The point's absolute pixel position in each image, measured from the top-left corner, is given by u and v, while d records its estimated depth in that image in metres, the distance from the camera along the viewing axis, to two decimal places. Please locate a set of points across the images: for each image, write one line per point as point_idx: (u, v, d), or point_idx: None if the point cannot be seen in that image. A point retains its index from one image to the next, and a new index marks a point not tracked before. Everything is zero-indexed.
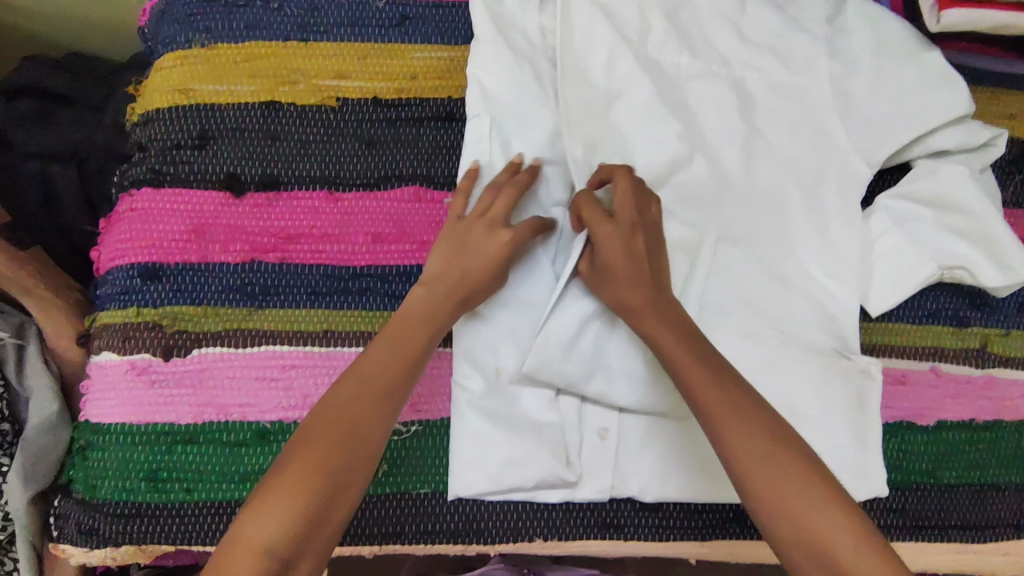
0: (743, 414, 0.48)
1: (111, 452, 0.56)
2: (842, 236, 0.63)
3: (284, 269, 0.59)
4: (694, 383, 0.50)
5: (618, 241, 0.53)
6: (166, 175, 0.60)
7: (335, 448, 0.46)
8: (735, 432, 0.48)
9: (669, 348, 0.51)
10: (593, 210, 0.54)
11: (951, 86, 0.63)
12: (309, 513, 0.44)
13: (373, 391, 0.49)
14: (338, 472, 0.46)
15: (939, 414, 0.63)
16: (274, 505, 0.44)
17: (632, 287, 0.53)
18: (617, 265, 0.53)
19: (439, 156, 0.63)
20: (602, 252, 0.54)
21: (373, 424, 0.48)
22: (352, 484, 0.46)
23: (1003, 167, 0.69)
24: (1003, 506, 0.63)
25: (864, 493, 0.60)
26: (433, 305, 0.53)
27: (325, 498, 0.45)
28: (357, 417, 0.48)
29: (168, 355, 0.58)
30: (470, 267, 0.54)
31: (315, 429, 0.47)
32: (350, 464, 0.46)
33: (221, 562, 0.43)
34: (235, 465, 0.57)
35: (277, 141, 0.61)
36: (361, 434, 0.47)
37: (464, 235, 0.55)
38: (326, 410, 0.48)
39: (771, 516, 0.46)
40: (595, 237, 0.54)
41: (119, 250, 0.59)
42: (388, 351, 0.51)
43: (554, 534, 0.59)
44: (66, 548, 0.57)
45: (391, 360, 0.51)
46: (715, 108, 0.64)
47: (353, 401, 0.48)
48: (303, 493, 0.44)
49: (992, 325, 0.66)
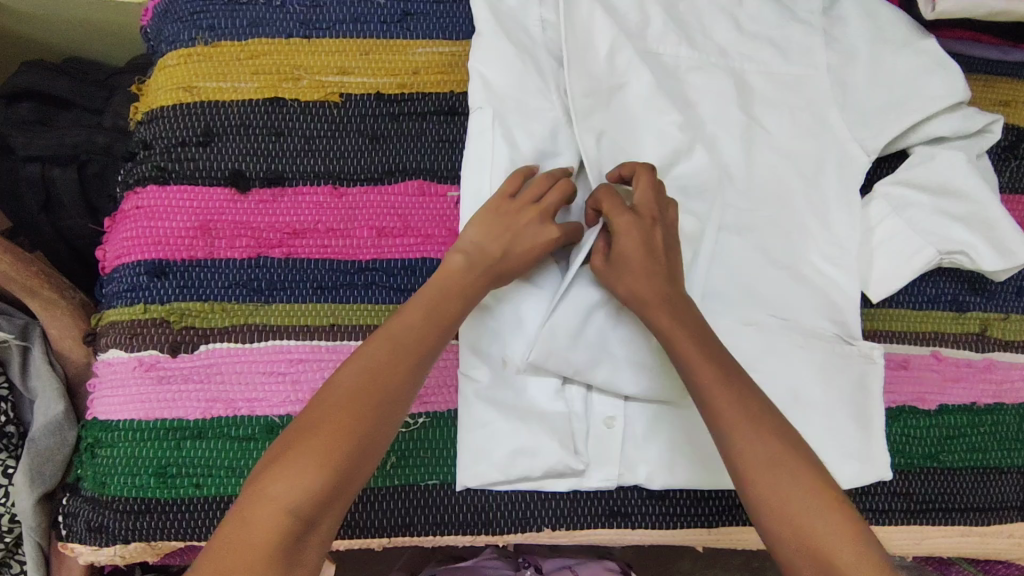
0: (754, 413, 0.49)
1: (119, 448, 0.56)
2: (841, 223, 0.64)
3: (291, 265, 0.60)
4: (705, 383, 0.50)
5: (636, 232, 0.54)
6: (171, 173, 0.60)
7: (365, 413, 0.47)
8: (745, 440, 0.48)
9: (683, 347, 0.52)
10: (612, 203, 0.55)
11: (946, 73, 0.64)
12: (336, 476, 0.44)
13: (404, 359, 0.49)
14: (366, 436, 0.46)
15: (941, 397, 0.64)
16: (302, 465, 0.44)
17: (650, 275, 0.54)
18: (631, 251, 0.54)
19: (442, 150, 0.63)
20: (618, 241, 0.54)
21: (401, 393, 0.49)
22: (375, 450, 0.47)
23: (998, 154, 0.70)
24: (1007, 489, 0.64)
25: (868, 477, 0.60)
26: (464, 280, 0.53)
27: (351, 462, 0.45)
28: (387, 383, 0.48)
29: (176, 351, 0.58)
30: (513, 251, 0.55)
31: (344, 392, 0.47)
32: (375, 430, 0.47)
33: (239, 518, 0.43)
34: (244, 460, 0.56)
35: (281, 137, 0.62)
36: (390, 403, 0.48)
37: (507, 215, 0.55)
38: (355, 374, 0.48)
39: (775, 520, 0.46)
40: (614, 226, 0.55)
41: (126, 248, 0.60)
42: (418, 319, 0.51)
43: (562, 523, 0.59)
44: (76, 546, 0.57)
45: (419, 329, 0.51)
46: (714, 99, 0.65)
47: (383, 367, 0.48)
48: (332, 456, 0.44)
49: (992, 309, 0.67)
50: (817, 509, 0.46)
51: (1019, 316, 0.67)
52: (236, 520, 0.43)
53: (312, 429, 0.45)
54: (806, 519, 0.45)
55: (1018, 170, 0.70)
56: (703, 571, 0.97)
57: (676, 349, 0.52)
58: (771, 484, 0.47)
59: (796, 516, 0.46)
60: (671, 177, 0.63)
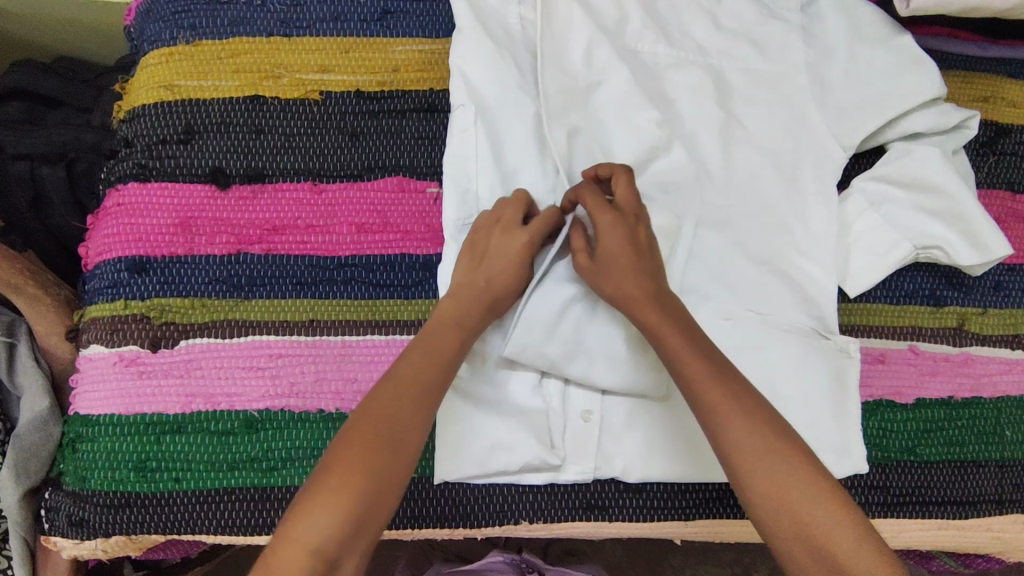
0: (748, 408, 0.49)
1: (99, 443, 0.57)
2: (819, 219, 0.65)
3: (270, 260, 0.60)
4: (694, 375, 0.51)
5: (621, 228, 0.55)
6: (152, 170, 0.61)
7: (381, 450, 0.47)
8: (740, 431, 0.48)
9: (670, 340, 0.52)
10: (597, 201, 0.56)
11: (922, 69, 0.65)
12: (356, 515, 0.45)
13: (417, 396, 0.50)
14: (383, 473, 0.47)
15: (918, 391, 0.64)
16: (324, 504, 0.44)
17: (635, 272, 0.54)
18: (617, 249, 0.55)
19: (422, 147, 0.64)
20: (602, 239, 0.55)
21: (415, 430, 0.49)
22: (392, 489, 0.47)
23: (976, 149, 0.70)
24: (985, 482, 0.64)
25: (845, 470, 0.61)
26: (463, 312, 0.54)
27: (370, 499, 0.46)
28: (401, 420, 0.49)
29: (156, 346, 0.58)
30: (493, 278, 0.55)
31: (360, 431, 0.48)
32: (391, 469, 0.47)
33: (269, 561, 0.43)
34: (223, 454, 0.57)
35: (261, 135, 0.62)
36: (404, 439, 0.48)
37: (490, 244, 0.56)
38: (369, 413, 0.48)
39: (775, 512, 0.47)
40: (596, 225, 0.55)
41: (107, 245, 0.60)
42: (426, 354, 0.52)
43: (540, 516, 0.59)
44: (58, 540, 0.57)
45: (428, 364, 0.51)
46: (693, 96, 0.66)
47: (395, 402, 0.49)
48: (351, 493, 0.45)
49: (969, 304, 0.67)
50: (819, 502, 0.47)
51: (996, 311, 0.67)
52: (265, 560, 0.43)
53: (331, 469, 0.46)
54: (806, 511, 0.46)
55: (995, 166, 0.70)
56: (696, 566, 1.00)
57: (665, 346, 0.52)
58: (772, 480, 0.47)
59: (798, 510, 0.47)
60: (648, 173, 0.64)
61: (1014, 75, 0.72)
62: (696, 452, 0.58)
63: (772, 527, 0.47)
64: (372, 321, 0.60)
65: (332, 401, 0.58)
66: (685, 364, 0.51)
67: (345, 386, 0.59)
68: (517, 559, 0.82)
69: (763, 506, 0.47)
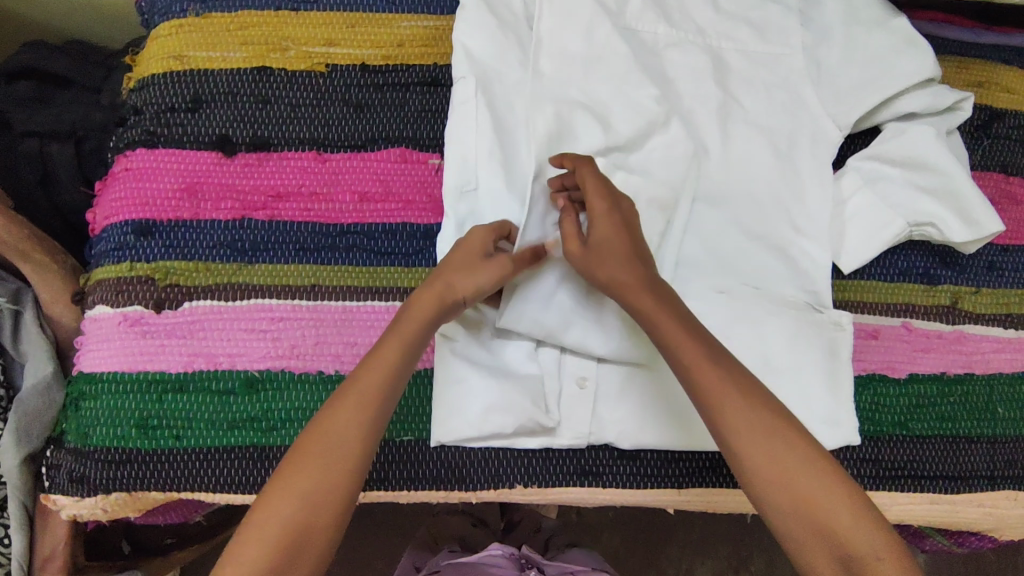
0: (745, 394, 0.50)
1: (102, 399, 0.58)
2: (814, 195, 0.66)
3: (274, 226, 0.62)
4: (691, 358, 0.51)
5: (614, 219, 0.56)
6: (160, 137, 0.62)
7: (309, 481, 0.49)
8: (739, 411, 0.50)
9: (662, 324, 0.53)
10: (592, 188, 0.56)
11: (917, 49, 0.65)
12: (287, 544, 0.48)
13: (349, 422, 0.50)
14: (308, 504, 0.49)
15: (911, 366, 0.65)
16: (254, 540, 0.48)
17: (627, 258, 0.55)
18: (609, 238, 0.56)
19: (424, 119, 0.65)
20: (597, 226, 0.56)
21: (346, 458, 0.50)
22: (325, 515, 0.49)
23: (971, 132, 0.71)
24: (977, 458, 0.65)
25: (836, 441, 0.61)
26: (407, 329, 0.53)
27: (294, 533, 0.48)
28: (331, 451, 0.50)
29: (160, 307, 0.59)
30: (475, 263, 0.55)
31: (292, 460, 0.50)
32: (323, 498, 0.49)
33: None
34: (223, 413, 0.58)
35: (267, 105, 0.64)
36: (333, 469, 0.49)
37: (465, 245, 0.56)
38: (306, 444, 0.50)
39: (779, 487, 0.49)
40: (593, 211, 0.56)
41: (114, 209, 0.61)
42: (369, 379, 0.51)
43: (535, 481, 0.59)
44: (58, 499, 0.58)
45: (365, 389, 0.51)
46: (692, 75, 0.67)
47: (319, 431, 0.50)
48: (273, 532, 0.48)
49: (963, 282, 0.68)
50: (815, 480, 0.49)
51: (989, 290, 0.68)
52: None
53: (265, 502, 0.49)
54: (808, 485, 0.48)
55: (990, 149, 0.71)
56: (691, 559, 1.04)
57: (665, 337, 0.52)
58: (775, 466, 0.49)
59: (800, 491, 0.48)
60: (645, 149, 0.65)
61: (1009, 61, 0.74)
62: (689, 420, 0.59)
63: (781, 510, 0.49)
64: (372, 288, 0.61)
65: (331, 364, 0.59)
66: (681, 355, 0.51)
67: (345, 349, 0.60)
68: (516, 554, 0.83)
69: (770, 492, 0.49)
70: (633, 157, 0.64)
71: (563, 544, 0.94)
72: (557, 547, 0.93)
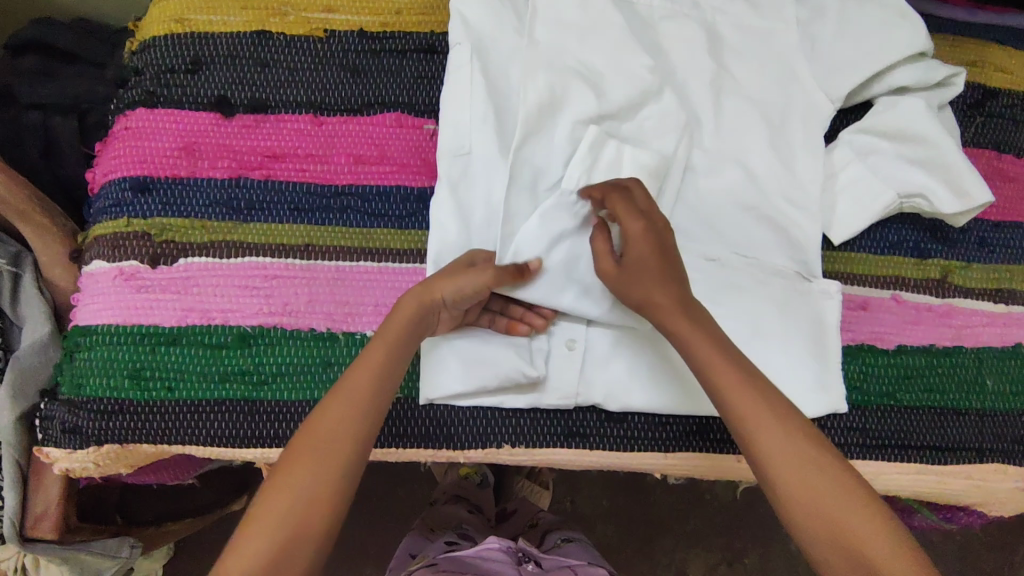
0: (775, 417, 0.51)
1: (96, 352, 0.58)
2: (806, 168, 0.66)
3: (269, 186, 0.62)
4: (721, 380, 0.52)
5: (652, 235, 0.55)
6: (160, 97, 0.63)
7: (308, 475, 0.48)
8: (772, 437, 0.50)
9: (699, 349, 0.53)
10: (625, 209, 0.55)
11: (910, 24, 0.66)
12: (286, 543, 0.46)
13: (345, 416, 0.50)
14: (308, 496, 0.47)
15: (899, 338, 0.66)
16: (254, 534, 0.46)
17: (665, 280, 0.54)
18: (645, 256, 0.54)
19: (420, 86, 0.66)
20: (633, 248, 0.54)
21: (343, 451, 0.49)
22: (322, 515, 0.47)
23: (963, 109, 0.72)
24: (965, 429, 0.65)
25: (822, 407, 0.62)
26: (394, 328, 0.54)
27: (295, 525, 0.46)
28: (329, 446, 0.49)
29: (155, 262, 0.60)
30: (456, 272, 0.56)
31: (292, 454, 0.49)
32: (323, 495, 0.48)
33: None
34: (215, 366, 0.58)
35: (266, 68, 0.64)
36: (330, 464, 0.48)
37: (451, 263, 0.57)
38: (302, 443, 0.49)
39: (811, 515, 0.48)
40: (626, 230, 0.55)
41: (113, 166, 0.62)
42: (360, 380, 0.51)
43: (522, 441, 0.60)
44: (50, 451, 0.59)
45: (359, 388, 0.51)
46: (687, 47, 0.67)
47: (317, 425, 0.50)
48: (273, 528, 0.46)
49: (953, 257, 0.68)
50: (841, 502, 0.48)
51: (979, 266, 0.68)
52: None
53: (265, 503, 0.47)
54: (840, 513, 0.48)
55: (982, 127, 0.72)
56: (685, 550, 1.05)
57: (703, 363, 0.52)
58: (801, 486, 0.49)
59: (827, 512, 0.48)
60: (639, 118, 0.65)
61: (1003, 41, 0.74)
62: (676, 384, 0.60)
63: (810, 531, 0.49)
64: (366, 249, 0.62)
65: (322, 321, 0.60)
66: (717, 378, 0.52)
67: (337, 308, 0.60)
68: (513, 548, 0.78)
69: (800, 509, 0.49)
70: (626, 126, 0.65)
71: (559, 539, 0.86)
72: (553, 545, 0.85)
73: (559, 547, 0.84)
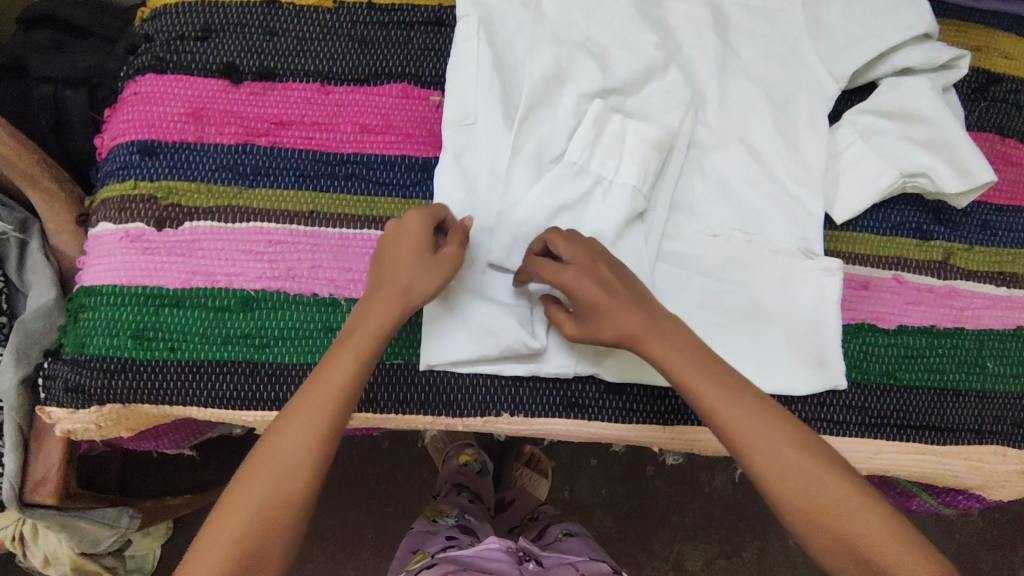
0: (768, 430, 0.50)
1: (100, 311, 0.59)
2: (809, 147, 0.66)
3: (275, 152, 0.63)
4: (711, 398, 0.51)
5: (586, 279, 0.54)
6: (169, 63, 0.64)
7: (261, 498, 0.47)
8: (770, 456, 0.50)
9: (681, 369, 0.52)
10: (552, 271, 0.55)
11: (915, 5, 0.66)
12: (244, 565, 0.46)
13: (303, 432, 0.49)
14: (265, 515, 0.47)
15: (900, 318, 0.66)
16: (211, 551, 0.46)
17: (635, 305, 0.53)
18: (597, 298, 0.53)
19: (427, 58, 0.66)
20: (579, 290, 0.54)
21: (298, 481, 0.48)
22: (281, 532, 0.47)
23: (967, 94, 0.72)
24: (965, 411, 0.65)
25: (821, 384, 0.62)
26: (354, 348, 0.52)
27: (253, 542, 0.46)
28: (283, 472, 0.48)
29: (160, 225, 0.60)
30: (409, 264, 0.54)
31: (251, 470, 0.48)
32: (282, 512, 0.47)
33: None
34: (218, 328, 0.59)
35: (274, 37, 0.65)
36: (285, 486, 0.48)
37: (404, 236, 0.54)
38: (256, 475, 0.48)
39: (810, 522, 0.49)
40: (565, 283, 0.54)
41: (122, 130, 0.63)
42: (322, 393, 0.50)
43: (521, 410, 0.61)
44: (53, 412, 0.59)
45: (313, 415, 0.49)
46: (692, 26, 0.67)
47: (277, 440, 0.49)
48: (228, 545, 0.46)
49: (956, 240, 0.68)
50: (841, 501, 0.49)
51: (981, 248, 0.68)
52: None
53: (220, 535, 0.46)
54: (845, 518, 0.49)
55: (987, 111, 0.72)
56: (682, 543, 1.05)
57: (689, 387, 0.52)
58: (803, 493, 0.49)
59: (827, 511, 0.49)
60: (643, 94, 0.65)
61: (1007, 28, 0.74)
62: None
63: (814, 534, 0.49)
64: (369, 217, 0.63)
65: (325, 287, 0.60)
66: (704, 397, 0.51)
67: (340, 274, 0.61)
68: (513, 547, 0.75)
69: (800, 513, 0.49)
70: (631, 102, 0.65)
71: (561, 532, 0.85)
72: (554, 539, 0.84)
73: (561, 542, 0.83)
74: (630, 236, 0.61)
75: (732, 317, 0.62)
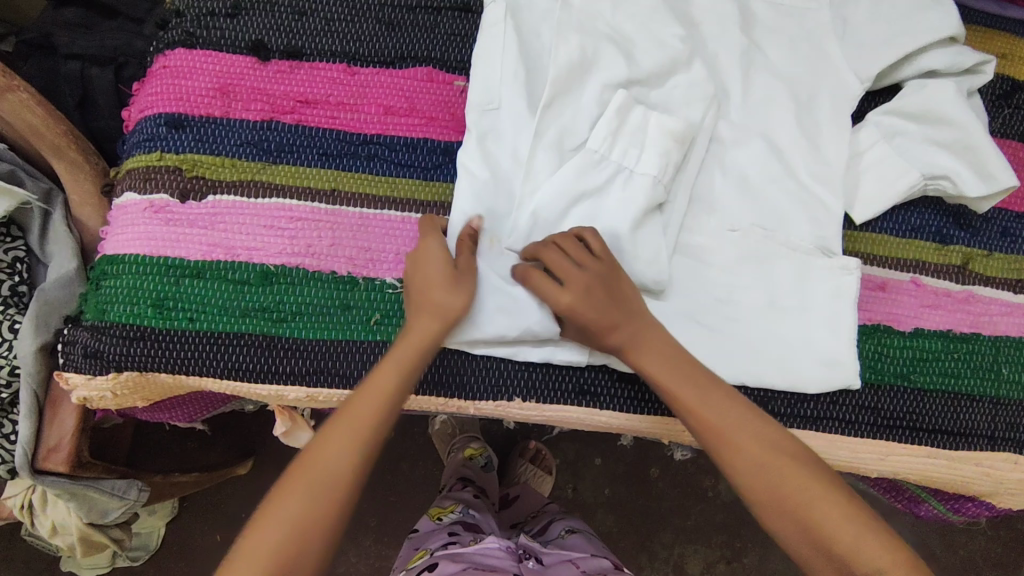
0: (741, 430, 0.52)
1: (123, 279, 0.60)
2: (830, 145, 0.66)
3: (300, 130, 0.63)
4: (689, 400, 0.52)
5: (585, 304, 0.54)
6: (199, 38, 0.64)
7: (301, 504, 0.48)
8: (748, 463, 0.51)
9: (653, 369, 0.54)
10: (550, 292, 0.55)
11: (944, 8, 0.66)
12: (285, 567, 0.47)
13: (342, 445, 0.50)
14: (306, 519, 0.48)
15: (916, 320, 0.65)
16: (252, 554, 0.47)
17: (619, 312, 0.55)
18: (586, 317, 0.54)
19: (452, 43, 0.67)
20: (578, 308, 0.54)
21: (338, 483, 0.50)
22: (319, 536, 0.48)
23: (992, 100, 0.71)
24: (980, 417, 0.65)
25: (836, 383, 0.62)
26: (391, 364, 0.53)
27: (294, 546, 0.48)
28: (322, 480, 0.49)
29: (184, 198, 0.61)
30: (435, 283, 0.54)
31: (292, 478, 0.50)
32: (324, 515, 0.49)
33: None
34: (237, 300, 0.59)
35: (304, 16, 0.66)
36: (327, 492, 0.49)
37: (425, 255, 0.56)
38: (294, 477, 0.50)
39: (795, 528, 0.50)
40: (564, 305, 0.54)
41: (149, 103, 0.63)
42: (366, 403, 0.52)
43: (533, 395, 0.61)
44: (71, 376, 0.59)
45: (354, 421, 0.51)
46: (717, 21, 0.67)
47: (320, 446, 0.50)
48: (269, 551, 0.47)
49: (975, 245, 0.68)
50: (815, 499, 0.50)
51: (1001, 255, 0.68)
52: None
53: (256, 531, 0.48)
54: (828, 523, 0.49)
55: (1011, 118, 0.71)
56: (682, 545, 1.04)
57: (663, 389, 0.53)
58: (780, 494, 0.50)
59: (799, 508, 0.50)
60: (666, 86, 0.65)
61: None
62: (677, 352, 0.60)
63: (790, 533, 0.50)
64: (390, 197, 0.63)
65: (344, 265, 0.61)
66: (675, 394, 0.53)
67: (358, 253, 0.61)
68: (513, 546, 0.76)
69: (772, 513, 0.50)
70: (655, 92, 0.65)
71: (563, 530, 0.84)
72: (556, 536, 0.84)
73: (563, 538, 0.82)
74: (649, 227, 0.61)
75: (747, 313, 0.62)
